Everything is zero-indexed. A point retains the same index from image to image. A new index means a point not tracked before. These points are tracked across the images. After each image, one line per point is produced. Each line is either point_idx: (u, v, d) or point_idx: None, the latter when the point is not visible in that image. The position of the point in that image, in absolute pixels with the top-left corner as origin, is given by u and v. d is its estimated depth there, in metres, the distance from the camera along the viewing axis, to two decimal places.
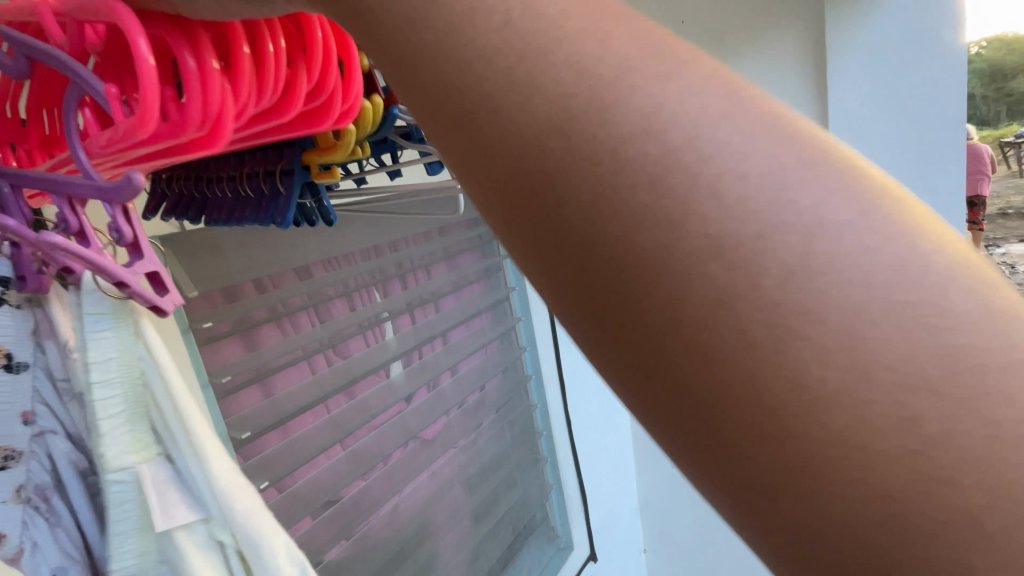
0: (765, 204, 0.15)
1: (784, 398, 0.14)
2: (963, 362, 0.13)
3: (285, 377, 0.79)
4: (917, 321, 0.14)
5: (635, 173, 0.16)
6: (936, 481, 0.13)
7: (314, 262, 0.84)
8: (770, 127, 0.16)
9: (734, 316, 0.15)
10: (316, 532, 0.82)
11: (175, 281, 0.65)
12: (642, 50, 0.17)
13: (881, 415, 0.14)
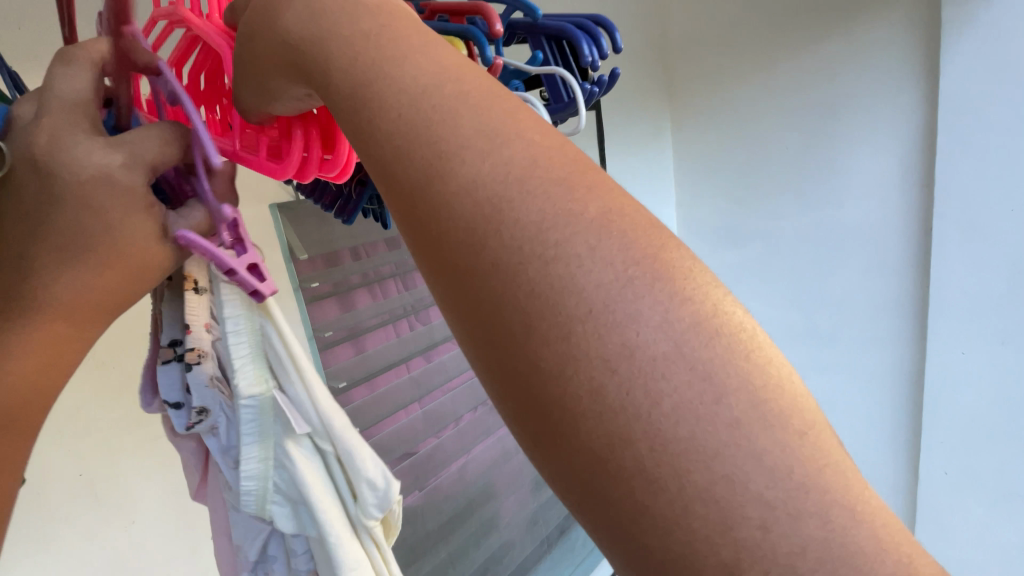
0: (591, 281, 0.19)
1: (596, 432, 0.18)
2: (727, 417, 0.17)
3: (374, 337, 0.87)
4: (693, 380, 0.18)
5: (497, 247, 0.20)
6: (708, 500, 0.17)
7: (402, 234, 0.91)
8: (602, 218, 0.20)
9: (563, 365, 0.18)
10: (395, 479, 0.90)
11: (289, 245, 0.72)
12: (514, 153, 0.21)
13: (676, 449, 0.17)
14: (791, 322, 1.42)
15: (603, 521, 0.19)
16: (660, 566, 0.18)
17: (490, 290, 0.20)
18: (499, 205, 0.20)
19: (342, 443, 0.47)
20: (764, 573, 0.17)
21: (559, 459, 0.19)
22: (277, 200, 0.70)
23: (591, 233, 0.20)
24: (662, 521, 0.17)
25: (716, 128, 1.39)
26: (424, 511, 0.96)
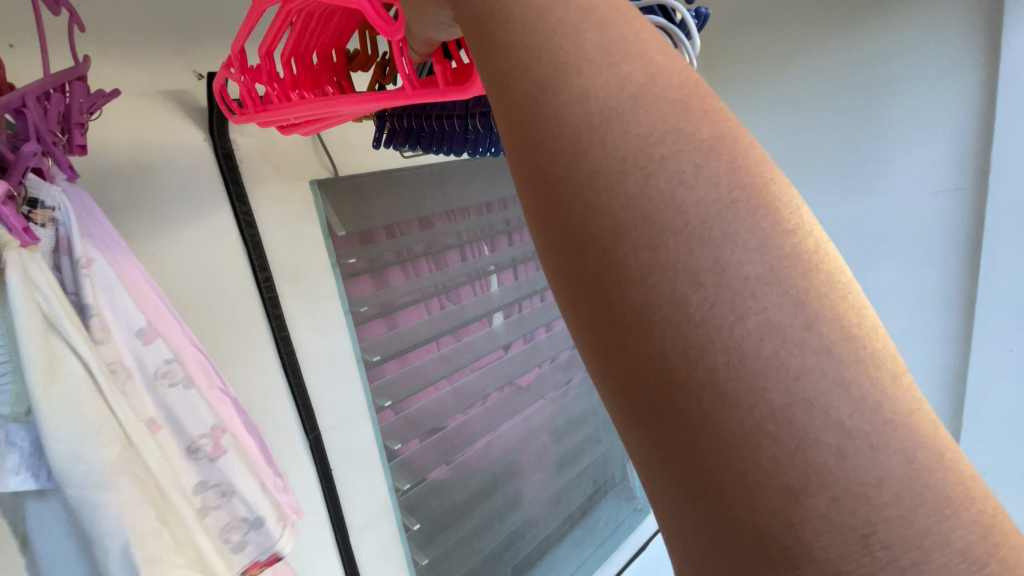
0: (691, 201, 0.19)
1: (676, 339, 0.19)
2: (814, 341, 0.18)
3: (407, 313, 0.89)
4: (785, 304, 0.18)
5: (597, 161, 0.20)
6: (782, 421, 0.18)
7: (434, 214, 0.92)
8: (711, 143, 0.21)
9: (654, 274, 0.19)
10: (423, 452, 0.93)
11: (327, 221, 0.74)
12: (628, 74, 0.21)
13: (756, 366, 0.18)
14: None
15: (664, 427, 0.20)
16: (721, 478, 0.19)
17: (582, 201, 0.20)
18: (605, 119, 0.20)
19: (82, 523, 0.35)
20: (832, 500, 0.18)
21: (634, 361, 0.20)
22: (317, 177, 0.72)
23: (698, 153, 0.20)
24: (728, 435, 0.18)
25: (756, 112, 1.35)
26: (450, 485, 0.98)
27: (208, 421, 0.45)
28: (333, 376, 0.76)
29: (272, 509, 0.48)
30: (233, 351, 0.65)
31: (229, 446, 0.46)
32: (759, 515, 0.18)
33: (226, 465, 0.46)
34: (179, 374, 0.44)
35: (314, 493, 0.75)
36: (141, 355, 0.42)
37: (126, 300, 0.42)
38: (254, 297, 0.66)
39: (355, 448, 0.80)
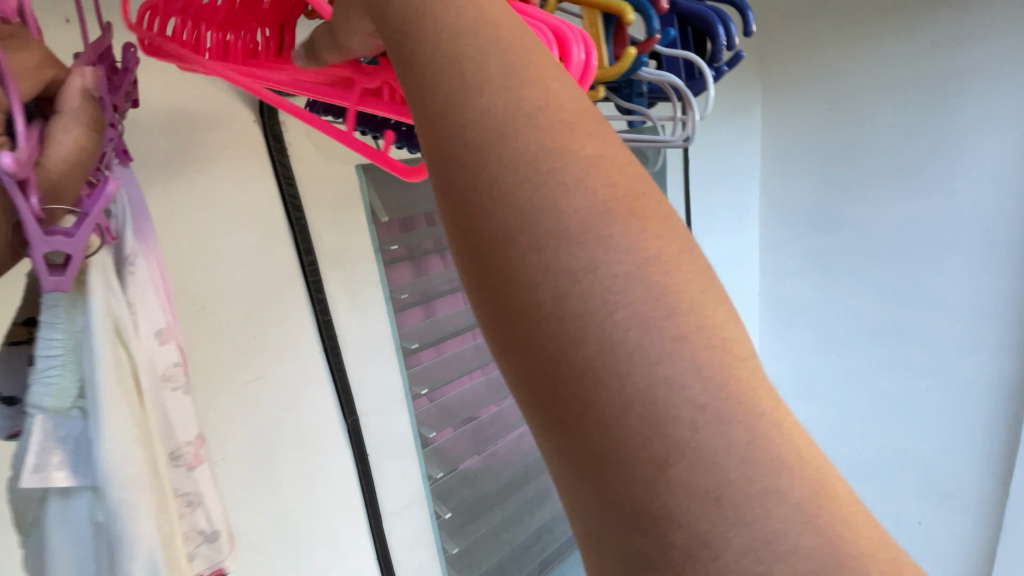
0: (572, 205, 0.20)
1: (554, 331, 0.20)
2: (673, 331, 0.19)
3: (445, 302, 0.88)
4: (647, 298, 0.19)
5: (496, 167, 0.21)
6: (646, 402, 0.19)
7: None
8: (593, 160, 0.21)
9: (541, 271, 0.20)
10: (455, 441, 0.93)
11: (370, 207, 0.74)
12: (526, 86, 0.22)
13: (620, 357, 0.19)
14: (876, 316, 1.32)
15: (551, 410, 0.20)
16: (602, 457, 0.19)
17: (472, 182, 0.21)
18: (495, 123, 0.21)
19: (114, 529, 0.33)
20: (691, 468, 0.18)
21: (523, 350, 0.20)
22: (363, 161, 0.71)
23: (581, 166, 0.21)
24: (603, 418, 0.19)
25: (815, 104, 1.28)
26: (482, 476, 0.98)
27: (190, 431, 0.42)
28: (371, 363, 0.76)
29: (224, 533, 0.46)
30: (275, 334, 0.65)
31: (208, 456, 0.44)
32: (637, 493, 0.19)
33: (201, 474, 0.44)
34: (177, 380, 0.41)
35: (350, 477, 0.76)
36: (155, 357, 0.39)
37: (154, 296, 0.40)
38: (298, 280, 0.67)
39: (391, 434, 0.80)
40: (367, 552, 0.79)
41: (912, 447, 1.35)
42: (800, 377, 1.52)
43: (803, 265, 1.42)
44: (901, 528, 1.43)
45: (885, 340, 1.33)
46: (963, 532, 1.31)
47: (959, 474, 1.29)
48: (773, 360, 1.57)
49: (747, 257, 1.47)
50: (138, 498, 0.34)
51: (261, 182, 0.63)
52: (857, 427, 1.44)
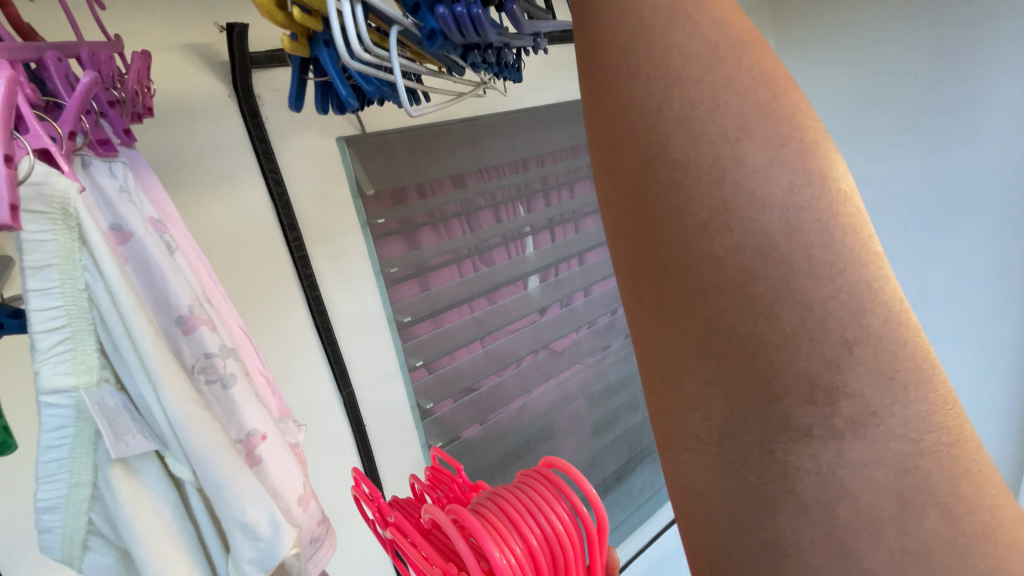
0: (756, 180, 0.26)
1: (735, 316, 0.26)
2: (818, 294, 0.26)
3: (438, 276, 0.86)
4: (796, 266, 0.26)
5: (670, 127, 0.27)
6: (811, 374, 0.26)
7: (469, 171, 0.87)
8: (752, 153, 0.26)
9: (724, 280, 0.26)
10: (455, 412, 0.92)
11: (356, 179, 0.73)
12: (804, 160, 0.27)
13: (788, 304, 0.26)
14: None
15: (743, 410, 0.27)
16: (781, 421, 0.27)
17: (659, 117, 0.27)
18: (665, 69, 0.27)
19: (206, 474, 0.37)
20: (842, 425, 0.26)
21: (729, 384, 0.27)
22: (345, 134, 0.70)
23: (744, 131, 0.26)
24: (791, 387, 0.26)
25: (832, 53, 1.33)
26: (484, 444, 0.98)
27: (245, 425, 0.41)
28: (380, 364, 0.79)
29: (304, 485, 0.45)
30: (267, 309, 0.66)
31: (263, 455, 0.42)
32: (784, 457, 0.27)
33: (285, 457, 0.44)
34: (232, 359, 0.41)
35: (348, 447, 0.77)
36: (180, 346, 0.39)
37: (167, 272, 0.38)
38: (284, 255, 0.67)
39: (385, 405, 0.81)
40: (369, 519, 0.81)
41: None
42: None
43: None
44: None
45: None
46: None
47: None
48: None
49: None
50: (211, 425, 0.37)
51: (244, 159, 0.63)
52: None
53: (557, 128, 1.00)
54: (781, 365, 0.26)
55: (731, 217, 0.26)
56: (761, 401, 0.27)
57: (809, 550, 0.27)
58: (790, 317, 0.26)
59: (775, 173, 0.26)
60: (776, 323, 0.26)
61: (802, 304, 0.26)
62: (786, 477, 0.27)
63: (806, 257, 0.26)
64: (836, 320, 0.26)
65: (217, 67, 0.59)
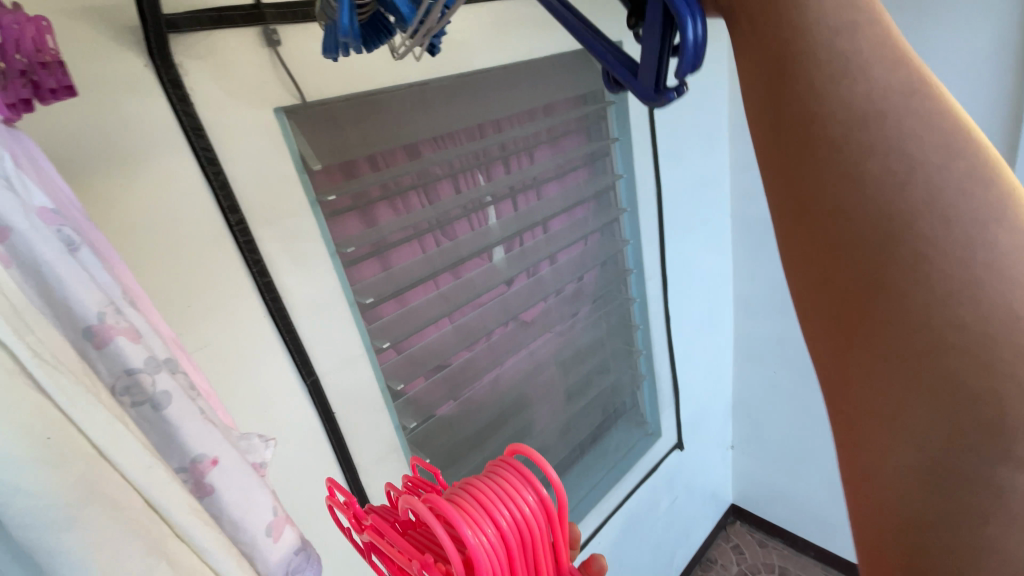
0: (921, 131, 0.31)
1: (909, 248, 0.31)
2: (984, 220, 0.31)
3: (400, 252, 0.84)
4: (959, 200, 0.31)
5: (826, 87, 0.32)
6: (976, 297, 0.31)
7: (423, 140, 0.83)
8: (905, 101, 0.32)
9: (893, 216, 0.32)
10: (429, 390, 0.91)
11: (301, 154, 0.67)
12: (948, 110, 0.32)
13: (956, 236, 0.31)
14: None
15: (910, 326, 0.33)
16: (947, 338, 0.32)
17: (812, 75, 0.32)
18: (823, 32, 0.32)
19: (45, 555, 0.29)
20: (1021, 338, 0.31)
21: (897, 308, 0.33)
22: (283, 104, 0.64)
23: (899, 85, 0.32)
24: (964, 306, 0.31)
25: None
26: (460, 419, 0.97)
27: (190, 451, 0.38)
28: (344, 349, 0.75)
29: (275, 511, 0.42)
30: (216, 298, 0.62)
31: (216, 484, 0.39)
32: (950, 370, 0.32)
33: (220, 500, 0.39)
34: (163, 376, 0.37)
35: (319, 435, 0.74)
36: (99, 364, 0.34)
37: (69, 279, 0.33)
38: (228, 241, 0.62)
39: (356, 390, 0.78)
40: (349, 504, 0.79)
41: None
42: (773, 297, 1.45)
43: None
44: None
45: None
46: None
47: None
48: (743, 283, 1.50)
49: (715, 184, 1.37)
50: (89, 482, 0.30)
51: (170, 137, 0.56)
52: None
53: (512, 88, 0.94)
54: (948, 288, 0.31)
55: (891, 156, 0.31)
56: (931, 319, 0.32)
57: (999, 463, 0.32)
58: (954, 245, 0.31)
59: (925, 108, 0.32)
60: (945, 249, 0.31)
61: (968, 233, 0.31)
62: (951, 382, 0.32)
63: (968, 197, 0.31)
64: (994, 245, 0.31)
65: (126, 32, 0.52)
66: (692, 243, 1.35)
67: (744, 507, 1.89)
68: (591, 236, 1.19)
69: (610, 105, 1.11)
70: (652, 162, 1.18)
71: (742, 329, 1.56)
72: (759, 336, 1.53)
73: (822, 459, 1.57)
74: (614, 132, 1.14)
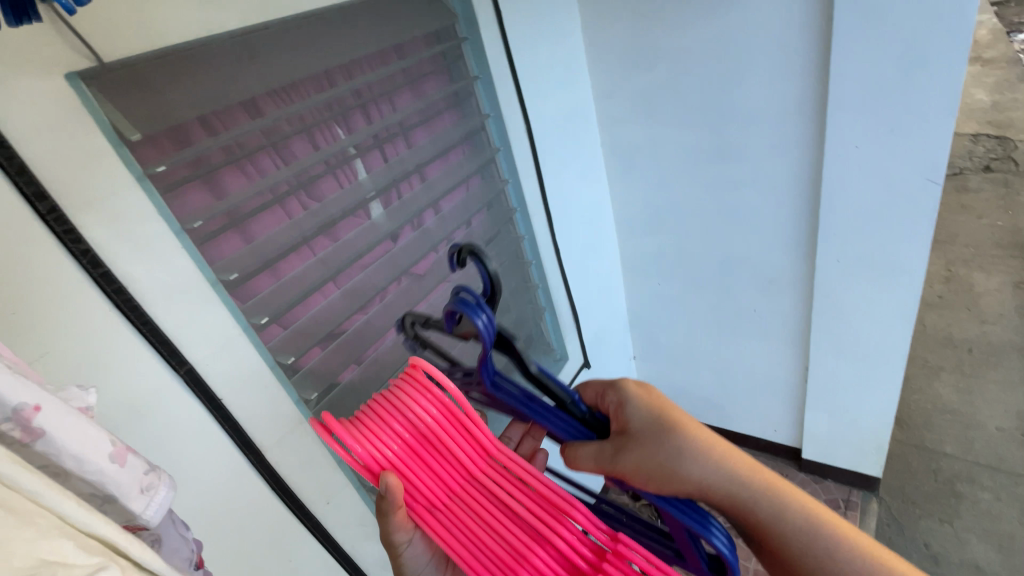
0: (752, 490, 0.60)
1: (755, 515, 0.60)
2: (792, 517, 0.59)
3: (261, 222, 0.79)
4: (771, 497, 0.60)
5: (691, 485, 0.61)
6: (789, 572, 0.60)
7: (261, 95, 0.76)
8: (734, 476, 0.61)
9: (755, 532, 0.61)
10: (326, 359, 0.87)
11: (113, 124, 0.59)
12: (765, 477, 0.61)
13: (780, 526, 0.59)
14: (702, 141, 1.34)
15: (763, 532, 0.61)
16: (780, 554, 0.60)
17: (685, 476, 0.61)
18: (676, 450, 0.62)
19: None
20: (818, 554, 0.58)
21: (757, 527, 0.61)
22: (76, 69, 0.56)
23: (727, 477, 0.61)
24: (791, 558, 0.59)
25: None
26: (367, 382, 0.96)
27: (6, 400, 0.36)
28: (218, 332, 0.71)
29: (112, 443, 0.42)
30: (43, 299, 0.55)
31: (47, 425, 0.38)
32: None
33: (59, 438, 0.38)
34: None
35: (209, 424, 0.70)
36: None
37: None
38: (43, 233, 0.55)
39: (241, 372, 0.73)
40: (260, 485, 0.77)
41: (741, 253, 1.47)
42: (649, 214, 1.55)
43: (634, 107, 1.38)
44: (747, 328, 1.61)
45: (709, 164, 1.37)
46: (781, 321, 1.54)
47: (777, 274, 1.45)
48: (622, 205, 1.59)
49: (582, 115, 1.40)
50: None
51: None
52: (699, 253, 1.54)
53: (354, 29, 0.88)
54: (779, 529, 0.59)
55: (743, 500, 0.60)
56: (773, 524, 0.59)
57: None
58: (779, 531, 0.59)
59: (752, 484, 0.60)
60: (773, 524, 0.59)
61: (786, 523, 0.59)
62: (788, 542, 0.59)
63: (782, 509, 0.59)
64: (796, 519, 0.59)
65: None
66: (570, 174, 1.39)
67: None
68: (472, 180, 1.18)
69: (463, 42, 1.07)
70: (516, 97, 1.18)
71: (626, 248, 1.67)
72: (642, 253, 1.65)
73: (708, 352, 1.76)
74: (473, 70, 1.12)
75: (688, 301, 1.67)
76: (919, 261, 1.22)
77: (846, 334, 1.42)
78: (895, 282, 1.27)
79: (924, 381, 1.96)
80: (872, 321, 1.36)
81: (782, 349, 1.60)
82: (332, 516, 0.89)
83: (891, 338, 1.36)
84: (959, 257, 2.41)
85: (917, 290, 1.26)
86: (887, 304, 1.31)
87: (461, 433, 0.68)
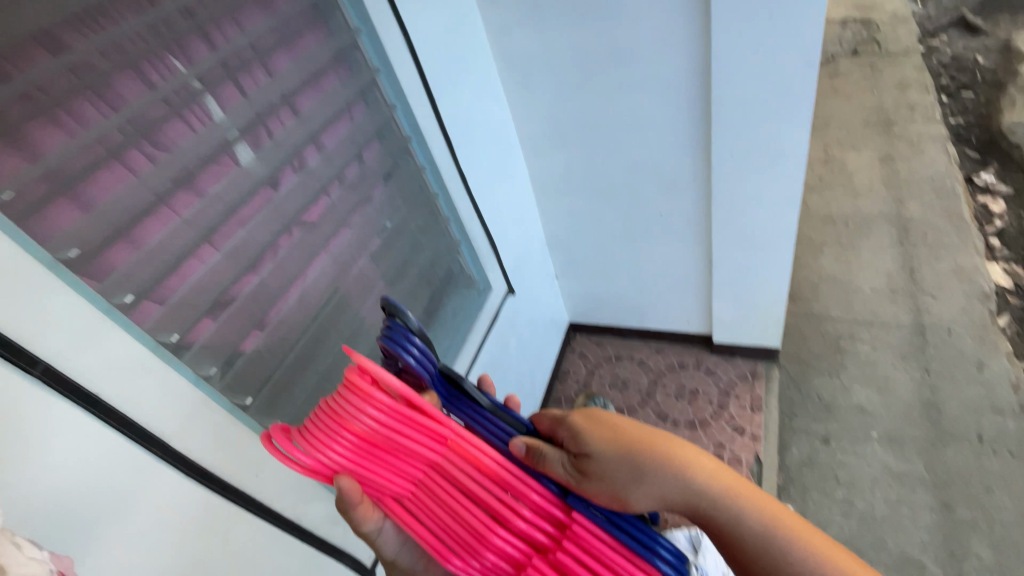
0: (714, 502, 0.61)
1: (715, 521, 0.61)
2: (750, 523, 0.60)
3: (101, 181, 0.66)
4: (729, 503, 0.61)
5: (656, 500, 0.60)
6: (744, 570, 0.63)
7: (58, 23, 0.61)
8: (697, 489, 0.61)
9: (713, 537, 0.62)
10: (220, 331, 0.79)
11: None
12: (728, 489, 0.61)
13: (740, 531, 0.61)
14: (593, 44, 1.29)
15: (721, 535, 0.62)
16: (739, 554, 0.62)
17: (653, 493, 0.60)
18: (645, 470, 0.60)
19: None
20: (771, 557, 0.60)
21: (717, 530, 0.62)
22: None
23: (689, 491, 0.61)
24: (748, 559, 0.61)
25: None
26: (275, 346, 0.89)
27: None
28: (73, 321, 0.60)
29: None
30: None
31: None
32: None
33: None
34: None
35: (93, 425, 0.61)
36: None
37: None
38: None
39: (117, 361, 0.64)
40: (172, 476, 0.70)
41: (644, 158, 1.48)
42: (552, 129, 1.51)
43: (521, 11, 1.29)
44: (658, 231, 1.67)
45: (604, 67, 1.33)
46: (687, 220, 1.61)
47: (678, 174, 1.49)
48: (524, 122, 1.53)
49: (468, 24, 1.29)
50: None
51: None
52: (604, 163, 1.54)
53: None
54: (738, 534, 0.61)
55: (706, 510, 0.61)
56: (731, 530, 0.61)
57: None
58: (740, 535, 0.61)
59: (715, 497, 0.61)
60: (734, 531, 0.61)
61: (746, 530, 0.61)
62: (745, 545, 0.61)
63: (743, 518, 0.61)
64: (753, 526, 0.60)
65: None
66: (465, 92, 1.29)
67: (580, 322, 2.17)
68: (354, 108, 1.05)
69: None
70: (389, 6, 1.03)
71: (534, 167, 1.63)
72: (550, 170, 1.62)
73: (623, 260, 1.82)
74: None
75: (600, 213, 1.69)
76: (802, 143, 1.28)
77: (744, 224, 1.51)
78: (782, 167, 1.34)
79: (811, 257, 2.17)
80: (765, 208, 1.45)
81: (689, 247, 1.68)
82: (265, 489, 0.84)
83: (782, 220, 1.46)
84: (835, 139, 2.62)
85: (801, 173, 1.34)
86: (776, 190, 1.39)
87: (414, 426, 0.60)
